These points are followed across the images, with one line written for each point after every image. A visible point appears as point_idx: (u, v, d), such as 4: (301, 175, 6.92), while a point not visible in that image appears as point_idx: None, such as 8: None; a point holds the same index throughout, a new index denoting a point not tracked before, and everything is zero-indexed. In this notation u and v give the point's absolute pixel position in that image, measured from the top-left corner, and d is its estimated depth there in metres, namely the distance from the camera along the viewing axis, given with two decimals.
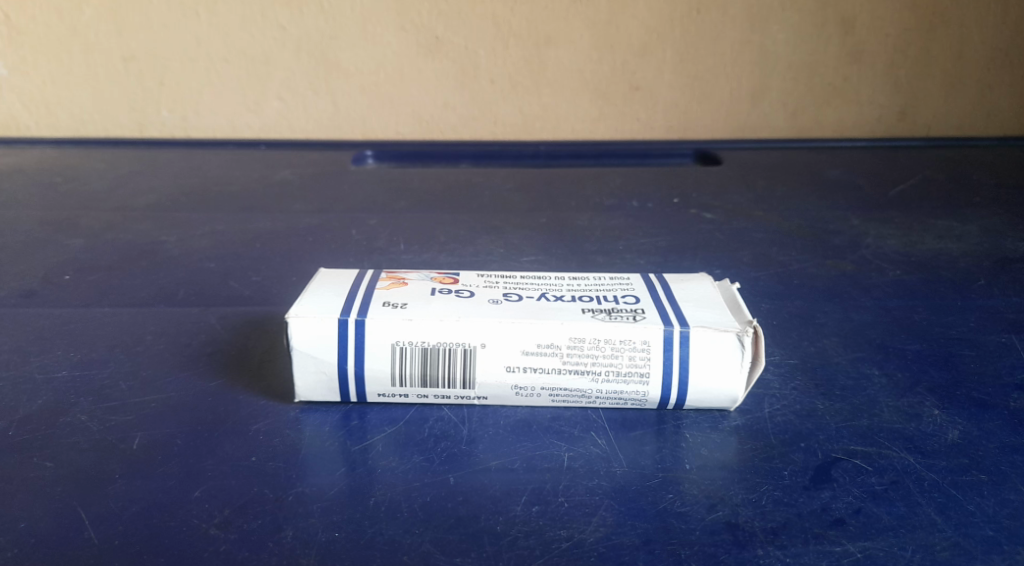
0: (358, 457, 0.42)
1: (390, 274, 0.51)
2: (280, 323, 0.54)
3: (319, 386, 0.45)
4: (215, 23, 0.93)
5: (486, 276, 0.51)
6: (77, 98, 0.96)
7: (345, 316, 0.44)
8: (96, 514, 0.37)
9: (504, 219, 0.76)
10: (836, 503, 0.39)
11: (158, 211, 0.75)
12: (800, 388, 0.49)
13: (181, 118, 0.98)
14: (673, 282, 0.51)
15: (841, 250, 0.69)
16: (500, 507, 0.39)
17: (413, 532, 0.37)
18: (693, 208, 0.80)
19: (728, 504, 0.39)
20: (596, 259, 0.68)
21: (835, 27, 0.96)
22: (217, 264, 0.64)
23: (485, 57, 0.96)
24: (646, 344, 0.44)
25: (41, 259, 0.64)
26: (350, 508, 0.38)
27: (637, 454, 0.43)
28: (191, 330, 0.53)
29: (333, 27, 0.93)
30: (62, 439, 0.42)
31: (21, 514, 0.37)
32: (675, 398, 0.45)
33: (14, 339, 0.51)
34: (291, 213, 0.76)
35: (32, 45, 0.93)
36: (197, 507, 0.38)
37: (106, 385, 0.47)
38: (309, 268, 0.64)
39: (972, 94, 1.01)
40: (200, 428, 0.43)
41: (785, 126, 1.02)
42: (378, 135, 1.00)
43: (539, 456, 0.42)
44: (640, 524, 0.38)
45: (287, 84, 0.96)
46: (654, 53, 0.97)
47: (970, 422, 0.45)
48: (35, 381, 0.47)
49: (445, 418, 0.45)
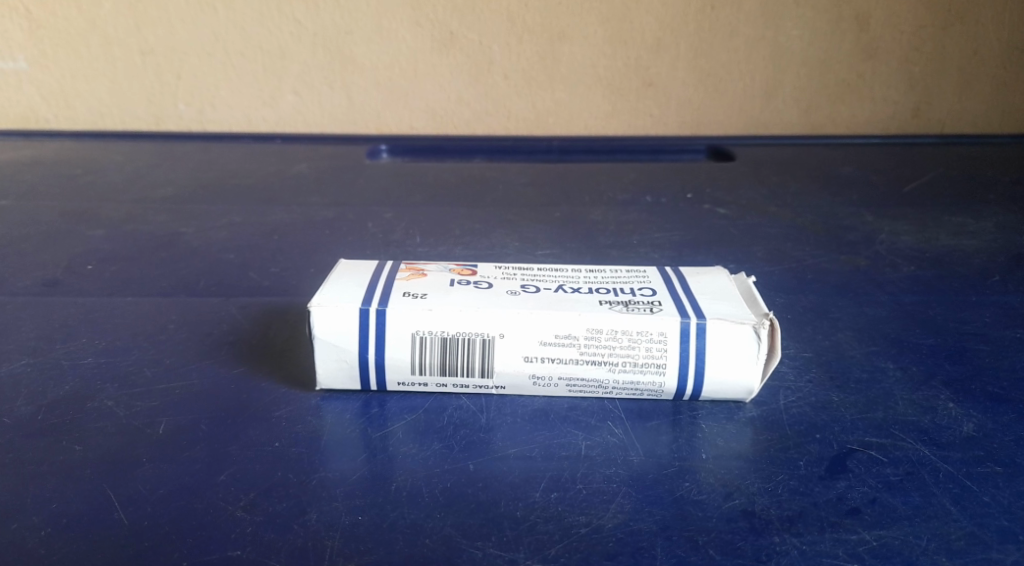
0: (378, 444, 0.42)
1: (409, 265, 0.51)
2: (299, 313, 0.55)
3: (340, 374, 0.45)
4: (232, 18, 0.93)
5: (504, 268, 0.52)
6: (96, 91, 0.97)
7: (366, 306, 0.45)
8: (124, 496, 0.38)
9: (518, 213, 0.77)
10: (851, 493, 0.40)
11: (177, 203, 0.76)
12: (815, 381, 0.49)
13: (197, 112, 0.99)
14: (690, 275, 0.51)
15: (855, 245, 0.69)
16: (519, 493, 0.39)
17: (435, 517, 0.38)
18: (707, 203, 0.80)
19: (744, 493, 0.40)
20: (611, 253, 0.69)
21: (850, 23, 0.96)
22: (236, 255, 0.65)
23: (499, 52, 0.96)
24: (663, 335, 0.45)
25: (63, 249, 0.65)
26: (371, 493, 0.39)
27: (653, 444, 0.43)
28: (212, 319, 0.54)
29: (349, 22, 0.94)
30: (89, 423, 0.43)
31: (52, 495, 0.38)
32: (691, 389, 0.45)
33: (40, 326, 0.52)
34: (308, 205, 0.77)
35: (52, 39, 0.94)
36: (223, 490, 0.39)
37: (131, 371, 0.47)
38: (327, 260, 0.65)
39: (986, 91, 1.01)
40: (224, 414, 0.44)
41: (798, 122, 1.02)
42: (393, 130, 1.01)
43: (557, 444, 0.43)
44: (657, 511, 0.38)
45: (302, 78, 0.97)
46: (668, 49, 0.97)
47: (985, 416, 0.46)
48: (62, 367, 0.48)
49: (464, 407, 0.46)
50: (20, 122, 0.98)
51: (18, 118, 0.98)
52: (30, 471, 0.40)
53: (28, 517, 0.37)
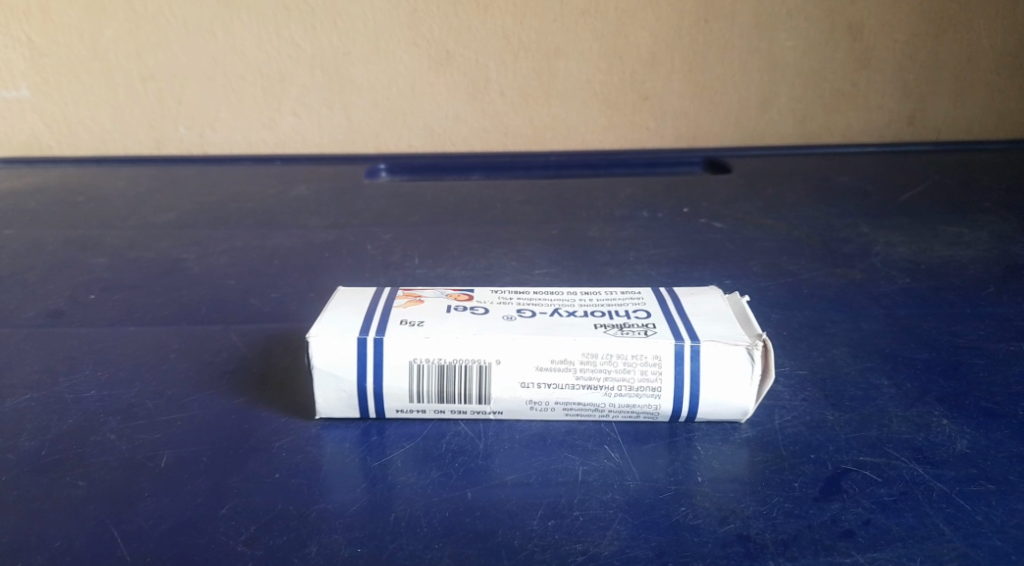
0: (377, 473, 0.43)
1: (406, 292, 0.52)
2: (299, 340, 0.56)
3: (339, 403, 0.46)
4: (231, 42, 0.94)
5: (500, 292, 0.53)
6: (97, 118, 0.98)
7: (363, 335, 0.45)
8: (128, 531, 0.39)
9: (516, 231, 0.77)
10: (845, 515, 0.40)
11: (178, 229, 0.77)
12: (810, 399, 0.49)
13: (198, 135, 1.00)
14: (684, 295, 0.52)
15: (850, 258, 0.70)
16: (517, 521, 0.40)
17: (433, 547, 0.38)
18: (703, 217, 0.81)
19: (739, 517, 0.40)
20: (607, 271, 0.69)
21: (843, 34, 0.96)
22: (237, 281, 0.66)
23: (495, 70, 0.97)
24: (657, 358, 0.45)
25: (66, 279, 0.65)
26: (371, 524, 0.40)
27: (649, 468, 0.44)
28: (213, 348, 0.55)
29: (346, 42, 0.95)
30: (93, 457, 0.44)
31: (57, 531, 0.39)
32: (686, 411, 0.46)
33: (44, 359, 0.53)
34: (308, 228, 0.78)
35: (53, 66, 0.95)
36: (225, 524, 0.39)
37: (133, 404, 0.48)
38: (327, 284, 0.65)
39: (981, 98, 1.01)
40: (225, 446, 0.45)
41: (794, 132, 1.02)
42: (391, 148, 1.02)
43: (554, 470, 0.43)
44: (653, 538, 0.39)
45: (301, 99, 0.98)
46: (663, 63, 0.98)
47: (979, 432, 0.46)
48: (66, 400, 0.48)
49: (462, 433, 0.46)
50: (23, 149, 1.00)
51: (21, 145, 0.99)
52: (35, 507, 0.40)
53: (35, 554, 0.38)
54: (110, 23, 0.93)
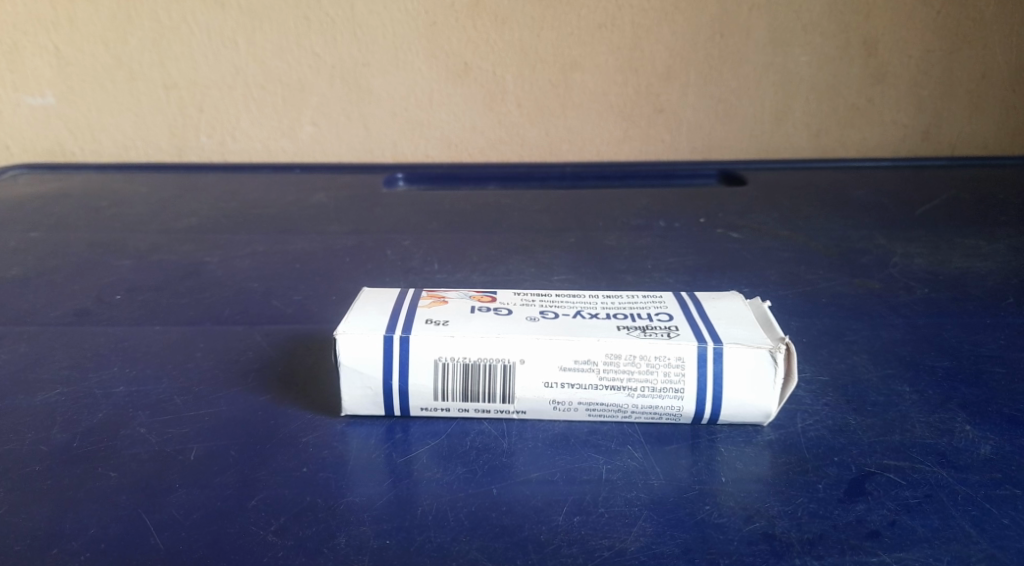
0: (402, 469, 0.43)
1: (430, 293, 0.52)
2: (324, 340, 0.56)
3: (364, 400, 0.46)
4: (253, 52, 0.96)
5: (522, 294, 0.53)
6: (121, 125, 1.00)
7: (390, 333, 0.46)
8: (159, 521, 0.39)
9: (533, 240, 0.78)
10: (871, 516, 0.40)
11: (200, 233, 0.78)
12: (831, 404, 0.49)
13: (218, 143, 1.01)
14: (706, 299, 0.52)
15: (869, 268, 0.70)
16: (543, 516, 0.40)
17: (460, 541, 0.39)
18: (719, 226, 0.81)
19: (764, 516, 0.40)
20: (625, 277, 0.70)
21: (858, 49, 0.97)
22: (259, 284, 0.66)
23: (512, 82, 0.98)
24: (680, 360, 0.45)
25: (92, 281, 0.66)
26: (398, 517, 0.40)
27: (673, 468, 0.44)
28: (239, 347, 0.55)
29: (365, 54, 0.96)
30: (123, 450, 0.44)
31: (90, 520, 0.39)
32: (709, 413, 0.46)
33: (72, 355, 0.54)
34: (328, 234, 0.78)
35: (80, 75, 0.97)
36: (255, 515, 0.40)
37: (162, 399, 0.49)
38: (349, 288, 0.66)
39: (995, 114, 1.02)
40: (253, 441, 0.45)
41: (808, 145, 1.03)
42: (409, 158, 1.03)
43: (578, 469, 0.44)
44: (679, 534, 0.39)
45: (320, 109, 0.99)
46: (678, 77, 0.99)
47: (1003, 438, 0.46)
48: (94, 396, 0.49)
49: (486, 432, 0.46)
50: (47, 155, 1.01)
51: (46, 151, 1.01)
52: (68, 497, 0.41)
53: (69, 542, 0.38)
54: (135, 32, 0.95)
